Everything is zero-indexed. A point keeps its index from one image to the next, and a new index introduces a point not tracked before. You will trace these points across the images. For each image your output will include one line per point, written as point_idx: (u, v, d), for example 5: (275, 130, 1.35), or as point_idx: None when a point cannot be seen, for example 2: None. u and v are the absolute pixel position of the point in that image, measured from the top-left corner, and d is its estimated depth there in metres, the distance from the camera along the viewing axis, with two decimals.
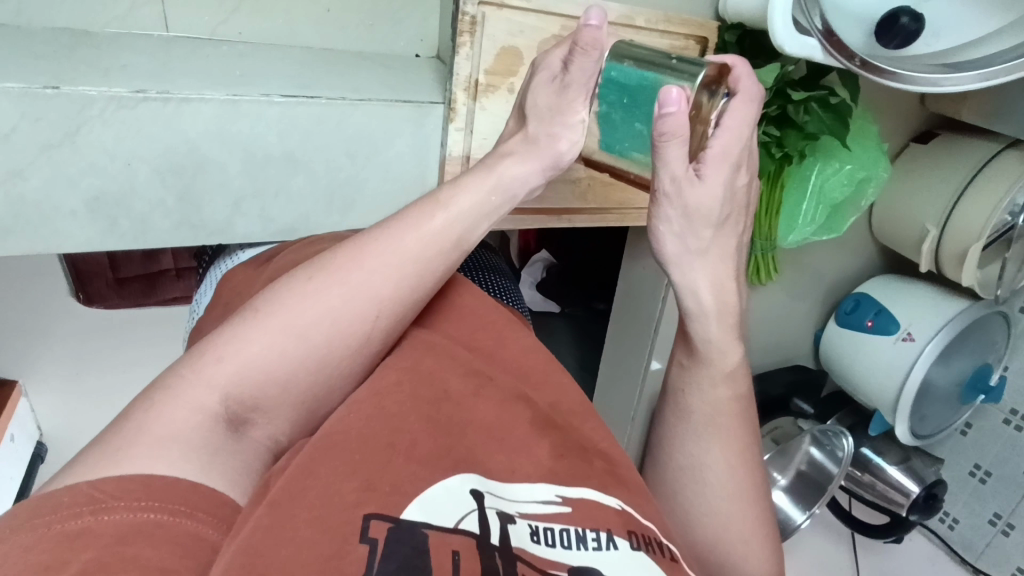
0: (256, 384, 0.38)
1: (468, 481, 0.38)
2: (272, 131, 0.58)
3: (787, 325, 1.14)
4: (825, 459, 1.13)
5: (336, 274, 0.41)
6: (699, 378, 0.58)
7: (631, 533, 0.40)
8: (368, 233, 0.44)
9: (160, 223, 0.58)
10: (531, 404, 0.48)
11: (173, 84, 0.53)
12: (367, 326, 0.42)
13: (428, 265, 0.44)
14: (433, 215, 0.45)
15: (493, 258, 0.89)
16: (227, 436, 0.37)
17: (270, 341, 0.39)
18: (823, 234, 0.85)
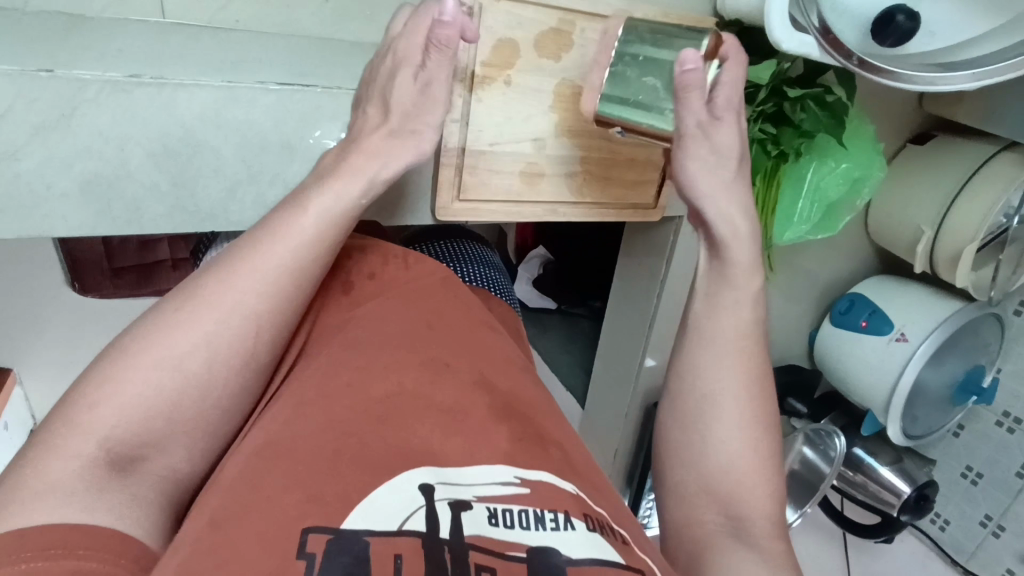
0: (138, 422, 0.40)
1: (419, 475, 0.37)
2: (268, 118, 0.58)
3: (781, 325, 1.14)
4: (818, 459, 1.14)
5: (206, 301, 0.43)
6: (727, 295, 0.57)
7: (586, 516, 0.39)
8: (231, 255, 0.45)
9: (154, 208, 0.57)
10: (489, 390, 0.47)
11: (169, 70, 0.53)
12: (248, 344, 0.44)
13: (300, 270, 0.46)
14: (298, 219, 0.46)
15: (486, 253, 0.90)
16: (117, 473, 0.39)
17: (143, 377, 0.40)
18: (818, 234, 0.86)
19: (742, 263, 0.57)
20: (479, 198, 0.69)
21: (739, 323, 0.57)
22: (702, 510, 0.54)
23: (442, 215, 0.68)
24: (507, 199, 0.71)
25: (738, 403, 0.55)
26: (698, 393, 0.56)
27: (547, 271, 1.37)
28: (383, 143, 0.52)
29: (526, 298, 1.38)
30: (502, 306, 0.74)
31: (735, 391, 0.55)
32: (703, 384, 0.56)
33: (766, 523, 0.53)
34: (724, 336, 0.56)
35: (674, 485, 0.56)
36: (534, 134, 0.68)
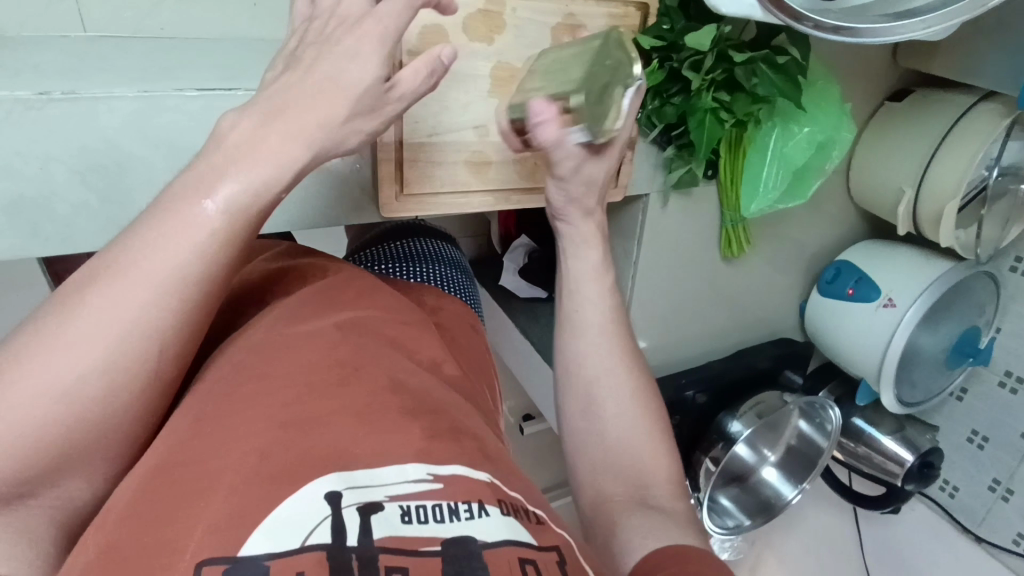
0: (24, 463, 0.36)
1: (325, 483, 0.36)
2: (192, 124, 0.56)
3: (769, 297, 1.11)
4: (813, 432, 1.12)
5: (89, 321, 0.37)
6: (585, 288, 0.64)
7: (501, 501, 0.40)
8: (118, 251, 0.39)
9: (84, 224, 0.56)
10: (403, 395, 0.46)
11: (83, 84, 0.52)
12: (153, 364, 0.39)
13: (210, 277, 0.40)
14: (200, 215, 0.39)
15: (452, 250, 0.93)
16: None
17: (15, 419, 0.35)
18: (790, 202, 0.83)
19: (592, 261, 0.65)
20: (425, 191, 0.68)
21: (601, 310, 0.64)
22: (610, 487, 0.58)
23: (386, 211, 0.67)
24: (453, 189, 0.69)
25: (616, 386, 0.61)
26: (580, 384, 0.62)
27: (532, 261, 1.36)
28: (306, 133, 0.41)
29: (516, 289, 1.39)
30: (453, 302, 0.74)
31: (612, 378, 0.61)
32: (581, 376, 0.62)
33: (664, 486, 0.58)
34: (589, 324, 0.63)
35: (578, 473, 0.61)
36: (476, 122, 0.67)
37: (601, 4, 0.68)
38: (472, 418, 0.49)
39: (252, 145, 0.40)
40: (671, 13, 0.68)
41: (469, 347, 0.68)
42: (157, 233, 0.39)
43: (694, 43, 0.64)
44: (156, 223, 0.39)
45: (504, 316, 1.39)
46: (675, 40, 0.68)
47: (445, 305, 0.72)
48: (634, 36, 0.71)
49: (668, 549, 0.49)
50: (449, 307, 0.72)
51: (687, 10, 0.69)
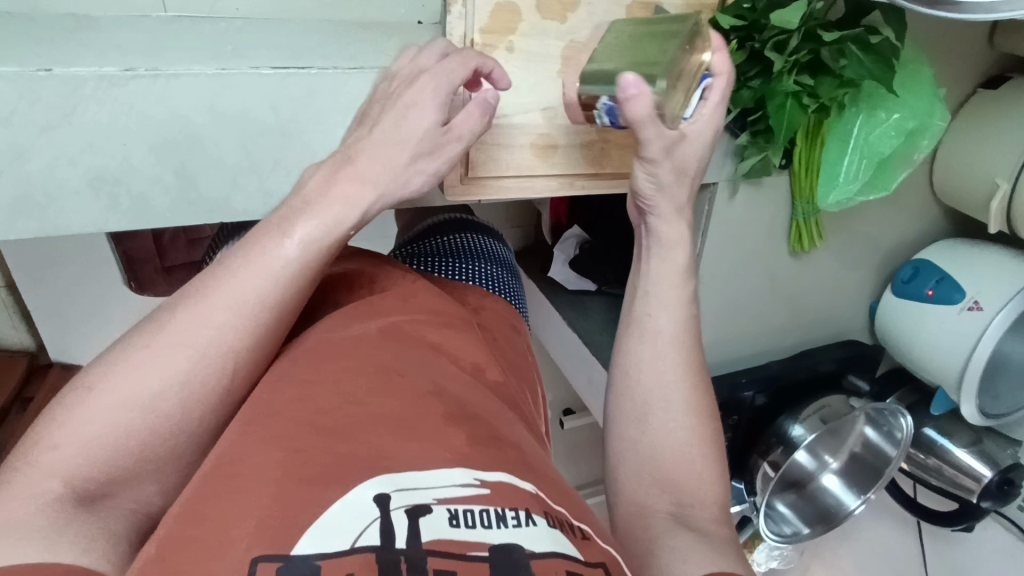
0: (107, 454, 0.40)
1: (373, 486, 0.37)
2: (264, 102, 0.57)
3: (836, 297, 1.05)
4: (881, 441, 1.06)
5: (178, 332, 0.43)
6: (657, 296, 0.61)
7: (547, 513, 0.40)
8: (210, 275, 0.45)
9: (159, 200, 0.58)
10: (443, 398, 0.47)
11: (163, 62, 0.53)
12: (226, 376, 0.44)
13: (286, 298, 0.46)
14: (280, 242, 0.46)
15: (494, 245, 0.94)
16: (81, 508, 0.39)
17: (110, 414, 0.40)
18: (875, 194, 0.77)
19: (675, 264, 0.62)
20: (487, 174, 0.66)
21: (677, 321, 0.61)
22: (653, 503, 0.54)
23: (450, 193, 0.66)
24: (515, 172, 0.68)
25: (677, 399, 0.58)
26: (641, 392, 0.59)
27: (583, 252, 1.34)
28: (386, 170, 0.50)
29: (564, 280, 1.37)
30: (495, 303, 0.75)
31: (674, 393, 0.58)
32: (648, 381, 0.59)
33: (713, 511, 0.54)
34: (666, 333, 0.60)
35: (622, 478, 0.57)
36: (543, 103, 0.65)
37: None
38: (514, 428, 0.48)
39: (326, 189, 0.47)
40: None
41: (517, 344, 0.69)
42: (241, 263, 0.45)
43: (783, 20, 0.60)
44: (242, 256, 0.45)
45: (552, 307, 1.37)
46: (757, 19, 0.64)
47: (487, 305, 0.73)
48: (712, 15, 0.67)
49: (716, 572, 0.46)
50: (491, 306, 0.73)
51: None
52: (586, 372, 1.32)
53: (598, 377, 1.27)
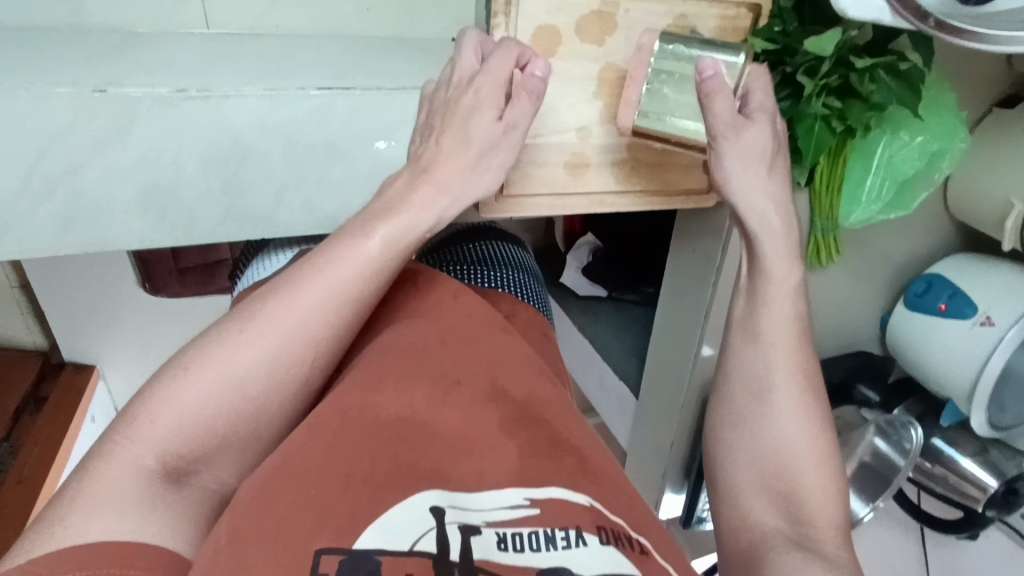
0: (197, 426, 0.49)
1: (429, 498, 0.44)
2: (311, 122, 0.58)
3: (850, 309, 1.07)
4: (891, 451, 1.08)
5: (266, 323, 0.51)
6: (767, 289, 0.64)
7: (600, 528, 0.44)
8: (297, 275, 0.53)
9: (207, 215, 0.59)
10: (500, 403, 0.53)
11: (214, 82, 0.54)
12: (304, 368, 0.52)
13: (360, 298, 0.54)
14: (368, 239, 0.54)
15: (524, 254, 0.96)
16: (166, 486, 0.47)
17: (205, 392, 0.49)
18: (891, 213, 0.79)
19: (778, 254, 0.64)
20: (523, 193, 0.68)
21: (783, 320, 0.64)
22: (764, 516, 0.59)
23: (485, 211, 0.67)
24: (553, 190, 0.69)
25: (788, 404, 0.62)
26: (748, 389, 0.64)
27: (597, 260, 1.35)
28: (452, 177, 0.57)
29: (576, 285, 1.38)
30: (528, 311, 0.79)
31: (784, 394, 0.62)
32: (755, 378, 0.64)
33: (829, 530, 0.58)
34: (769, 333, 0.64)
35: (732, 481, 0.62)
36: (578, 123, 0.67)
37: (713, 5, 0.66)
38: (577, 429, 0.55)
39: (404, 198, 0.55)
40: (784, 14, 0.66)
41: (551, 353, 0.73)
42: (329, 261, 0.53)
43: (815, 47, 0.62)
44: (329, 253, 0.53)
45: (564, 312, 1.39)
46: (789, 44, 0.66)
47: (519, 312, 0.78)
48: (744, 38, 0.69)
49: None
50: (525, 313, 0.78)
51: (801, 12, 0.66)
52: (598, 377, 1.34)
53: (611, 382, 1.29)
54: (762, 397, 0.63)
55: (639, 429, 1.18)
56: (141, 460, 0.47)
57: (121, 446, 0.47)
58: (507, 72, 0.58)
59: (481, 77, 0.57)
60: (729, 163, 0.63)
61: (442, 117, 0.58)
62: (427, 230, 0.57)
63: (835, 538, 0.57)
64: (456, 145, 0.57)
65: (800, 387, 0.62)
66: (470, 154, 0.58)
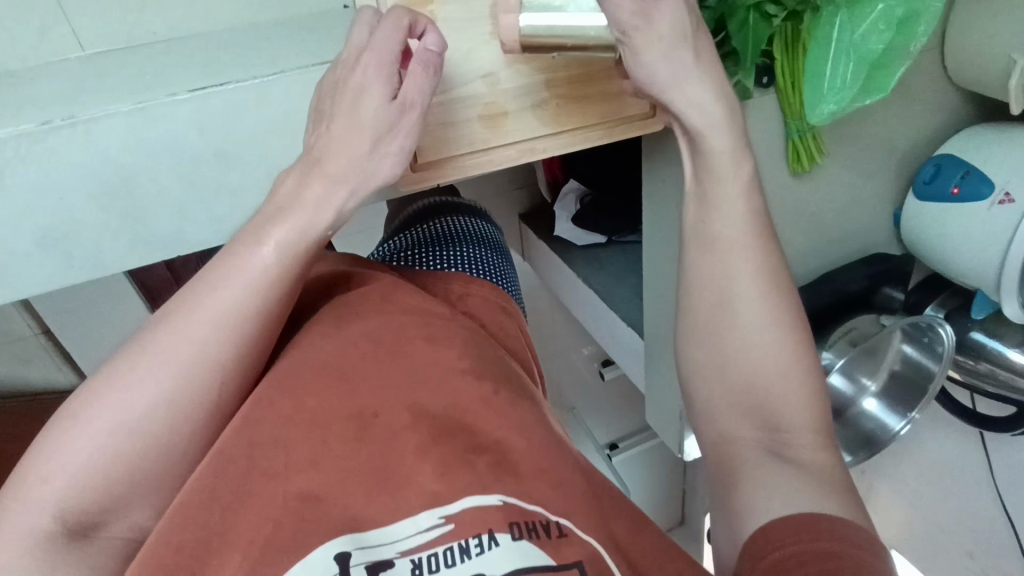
0: (104, 471, 0.51)
1: (334, 544, 0.46)
2: (191, 129, 0.55)
3: (853, 212, 0.98)
4: (921, 356, 1.00)
5: (161, 359, 0.53)
6: (717, 190, 0.60)
7: (514, 524, 0.47)
8: (184, 307, 0.55)
9: (114, 246, 0.58)
10: (416, 422, 0.54)
11: (79, 108, 0.53)
12: (208, 397, 0.55)
13: (248, 316, 0.55)
14: (249, 258, 0.55)
15: (481, 235, 1.03)
16: (67, 544, 0.50)
17: (102, 438, 0.51)
18: (870, 97, 0.70)
19: (724, 151, 0.59)
20: (444, 156, 0.64)
21: (734, 222, 0.60)
22: (738, 429, 0.59)
23: (405, 184, 0.63)
24: (472, 148, 0.64)
25: (753, 310, 0.59)
26: (713, 302, 0.61)
27: (585, 206, 1.29)
28: (346, 167, 0.55)
29: (572, 237, 1.32)
30: (482, 286, 0.81)
31: (747, 303, 0.60)
32: (719, 289, 0.60)
33: (807, 434, 0.57)
34: (724, 239, 0.60)
35: (705, 402, 0.62)
36: (482, 71, 0.61)
37: None
38: (503, 418, 0.56)
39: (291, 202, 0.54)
40: None
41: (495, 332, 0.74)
42: (216, 288, 0.54)
43: None
44: (216, 276, 0.54)
45: (564, 266, 1.34)
46: None
47: (472, 292, 0.80)
48: None
49: (799, 517, 0.50)
50: (475, 293, 0.80)
51: None
52: (608, 329, 1.29)
53: (621, 332, 1.24)
54: (724, 310, 0.60)
55: (653, 375, 1.13)
56: (37, 523, 0.49)
57: (19, 506, 0.49)
58: (397, 46, 0.54)
59: (367, 53, 0.54)
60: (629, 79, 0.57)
61: (332, 98, 0.55)
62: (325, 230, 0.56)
63: (816, 442, 0.57)
64: (347, 127, 0.54)
65: (772, 300, 0.60)
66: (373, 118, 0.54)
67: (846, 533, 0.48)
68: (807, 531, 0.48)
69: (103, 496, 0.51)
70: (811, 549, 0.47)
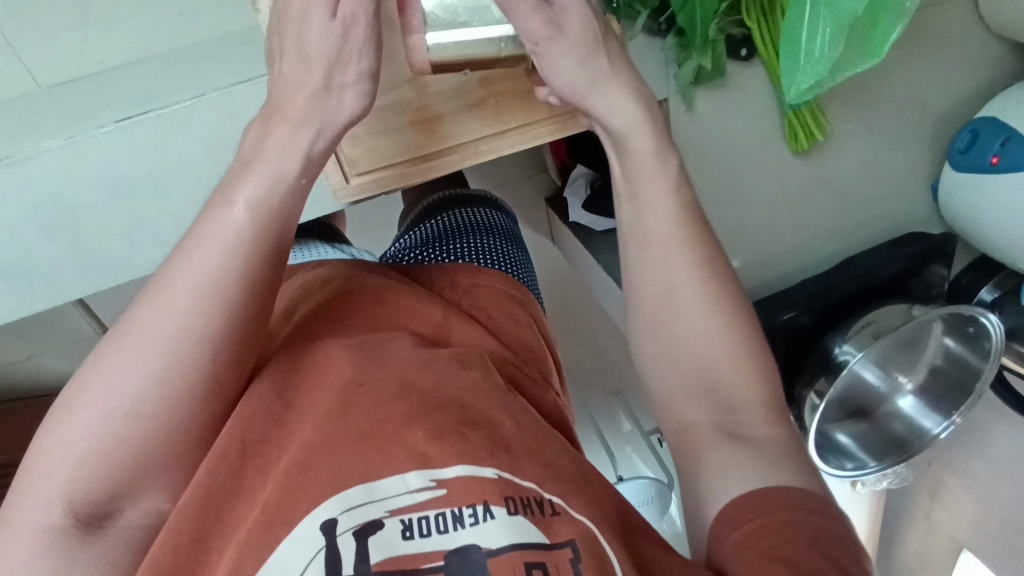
0: (103, 462, 0.43)
1: (321, 512, 0.41)
2: (123, 159, 0.57)
3: (885, 185, 0.85)
4: (965, 352, 0.89)
5: (145, 333, 0.44)
6: (647, 190, 0.54)
7: (509, 498, 0.42)
8: (164, 271, 0.45)
9: (68, 273, 0.62)
10: (415, 395, 0.48)
11: (16, 147, 0.56)
12: (208, 372, 0.46)
13: (239, 276, 0.46)
14: (227, 210, 0.46)
15: (497, 223, 0.90)
16: (81, 538, 0.43)
17: (91, 427, 0.43)
18: (863, 64, 0.61)
19: (645, 151, 0.53)
20: (378, 166, 0.62)
21: (676, 206, 0.54)
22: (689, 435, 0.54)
23: (342, 195, 0.63)
24: (409, 157, 0.62)
25: (696, 299, 0.53)
26: (657, 298, 0.54)
27: (595, 191, 1.20)
28: (308, 109, 0.48)
29: (591, 223, 1.24)
30: (490, 276, 0.72)
31: (696, 306, 0.53)
32: (655, 287, 0.54)
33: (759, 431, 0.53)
34: (659, 238, 0.54)
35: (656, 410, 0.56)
36: (404, 75, 0.59)
37: None
38: (503, 402, 0.50)
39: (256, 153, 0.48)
40: None
41: (502, 315, 0.67)
42: (196, 248, 0.45)
43: None
44: (187, 239, 0.46)
45: (586, 251, 1.28)
46: None
47: (480, 282, 0.71)
48: None
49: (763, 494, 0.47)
50: (483, 284, 0.70)
51: None
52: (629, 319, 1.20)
53: None
54: (654, 317, 0.55)
55: None
56: (44, 520, 0.42)
57: (23, 506, 0.43)
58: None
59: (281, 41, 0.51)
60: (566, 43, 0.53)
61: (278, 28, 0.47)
62: (298, 175, 0.48)
63: (767, 417, 0.52)
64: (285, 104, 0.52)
65: (703, 302, 0.53)
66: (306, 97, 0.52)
67: (799, 498, 0.46)
68: (758, 506, 0.46)
69: (116, 483, 0.44)
70: (768, 522, 0.45)
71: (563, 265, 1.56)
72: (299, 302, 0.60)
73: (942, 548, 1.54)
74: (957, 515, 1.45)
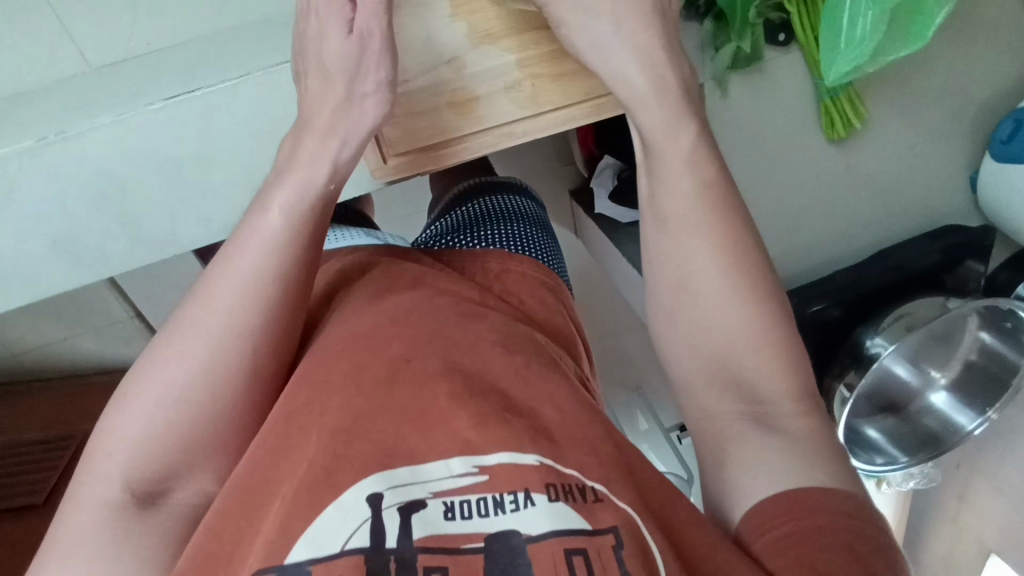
0: (157, 443, 0.46)
1: (367, 486, 0.41)
2: (173, 136, 0.59)
3: (918, 177, 0.84)
4: (1002, 347, 0.88)
5: (193, 325, 0.48)
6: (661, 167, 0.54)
7: (550, 486, 0.42)
8: (205, 280, 0.50)
9: (115, 247, 0.64)
10: (459, 376, 0.48)
11: (70, 123, 0.58)
12: (251, 360, 0.49)
13: (280, 276, 0.50)
14: (266, 217, 0.51)
15: (527, 211, 0.90)
16: (138, 514, 0.44)
17: (146, 412, 0.46)
18: (906, 48, 0.61)
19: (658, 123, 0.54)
20: (418, 146, 0.64)
21: (683, 197, 0.53)
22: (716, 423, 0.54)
23: (386, 175, 0.65)
24: (444, 139, 0.63)
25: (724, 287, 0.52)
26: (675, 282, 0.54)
27: (622, 182, 1.17)
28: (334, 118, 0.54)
29: (618, 215, 1.22)
30: (520, 263, 0.72)
31: (729, 293, 0.52)
32: (676, 266, 0.53)
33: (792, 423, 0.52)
34: (675, 215, 0.54)
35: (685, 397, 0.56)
36: (447, 54, 0.59)
37: None
38: (544, 386, 0.50)
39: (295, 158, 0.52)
40: None
41: (535, 301, 0.67)
42: (240, 249, 0.50)
43: None
44: (230, 242, 0.50)
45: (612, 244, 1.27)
46: None
47: (510, 268, 0.71)
48: None
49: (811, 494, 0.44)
50: (515, 270, 0.70)
51: None
52: None
53: None
54: (680, 304, 0.53)
55: None
56: (104, 495, 0.44)
57: (86, 487, 0.45)
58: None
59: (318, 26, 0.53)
60: (596, 25, 0.54)
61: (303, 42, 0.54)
62: (327, 181, 0.53)
63: (802, 403, 0.50)
64: (327, 83, 0.54)
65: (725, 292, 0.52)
66: (337, 92, 0.53)
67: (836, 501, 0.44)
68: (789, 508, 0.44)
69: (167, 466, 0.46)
70: (807, 522, 0.43)
71: (588, 257, 1.56)
72: (338, 291, 0.62)
73: (971, 553, 1.50)
74: (987, 519, 1.43)
